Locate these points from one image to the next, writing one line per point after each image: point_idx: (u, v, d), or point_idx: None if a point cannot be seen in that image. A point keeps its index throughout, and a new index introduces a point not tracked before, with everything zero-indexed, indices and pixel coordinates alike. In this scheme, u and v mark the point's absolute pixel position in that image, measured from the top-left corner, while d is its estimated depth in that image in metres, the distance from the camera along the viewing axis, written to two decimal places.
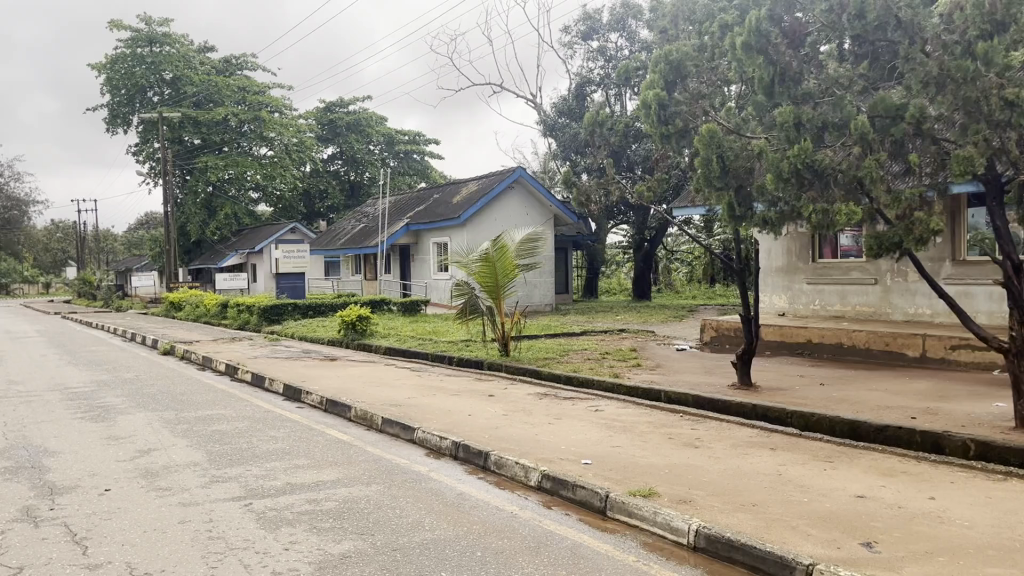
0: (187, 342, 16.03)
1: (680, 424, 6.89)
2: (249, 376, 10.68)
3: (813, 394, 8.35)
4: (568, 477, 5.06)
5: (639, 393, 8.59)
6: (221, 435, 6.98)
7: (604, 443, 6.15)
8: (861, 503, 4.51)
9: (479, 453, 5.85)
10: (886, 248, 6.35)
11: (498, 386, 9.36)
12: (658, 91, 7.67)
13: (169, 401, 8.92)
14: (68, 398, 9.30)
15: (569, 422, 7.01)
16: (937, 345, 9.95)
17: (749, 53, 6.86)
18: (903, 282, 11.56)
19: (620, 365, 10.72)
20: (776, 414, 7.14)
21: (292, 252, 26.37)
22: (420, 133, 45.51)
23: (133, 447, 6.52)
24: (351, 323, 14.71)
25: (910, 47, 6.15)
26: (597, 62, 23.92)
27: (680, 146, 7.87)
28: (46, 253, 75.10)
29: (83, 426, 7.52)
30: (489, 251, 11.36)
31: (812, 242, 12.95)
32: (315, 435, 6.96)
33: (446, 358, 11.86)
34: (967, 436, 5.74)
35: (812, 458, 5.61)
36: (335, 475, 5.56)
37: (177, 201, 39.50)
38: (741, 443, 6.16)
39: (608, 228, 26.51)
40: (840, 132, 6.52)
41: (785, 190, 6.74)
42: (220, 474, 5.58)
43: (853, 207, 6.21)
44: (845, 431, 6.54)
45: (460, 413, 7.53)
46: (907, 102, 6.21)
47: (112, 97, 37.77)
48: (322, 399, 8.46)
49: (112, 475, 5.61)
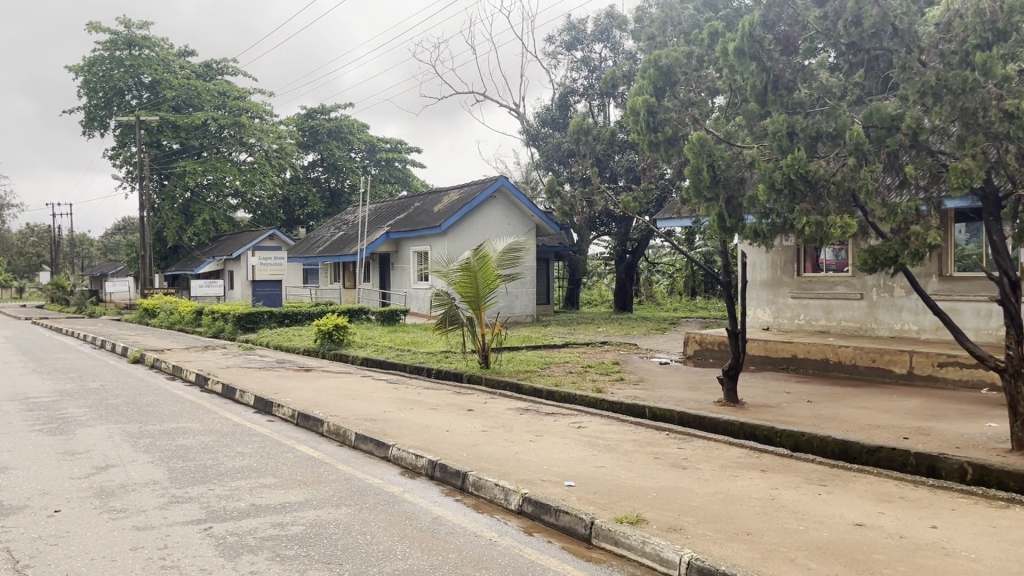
0: (158, 350, 15.58)
1: (667, 443, 6.63)
2: (220, 388, 10.30)
3: (802, 412, 8.13)
4: (551, 501, 4.77)
5: (622, 409, 8.32)
6: (184, 450, 6.63)
7: (587, 462, 5.88)
8: (861, 532, 4.27)
9: (457, 473, 5.54)
10: (882, 263, 6.15)
11: (478, 400, 9.07)
12: (648, 97, 7.42)
13: (135, 413, 8.53)
14: (27, 409, 8.86)
15: (551, 440, 6.73)
16: (924, 362, 9.80)
17: (742, 59, 6.66)
18: (890, 297, 11.45)
19: (602, 378, 10.48)
20: (764, 434, 6.90)
21: (269, 258, 25.96)
22: (402, 142, 45.32)
23: (90, 463, 6.15)
24: (328, 332, 14.38)
25: (907, 56, 5.97)
26: (581, 72, 23.77)
27: (670, 156, 7.63)
28: (19, 257, 73.65)
29: (40, 439, 7.13)
30: (470, 260, 11.06)
31: (796, 255, 12.78)
32: (284, 452, 6.63)
33: (424, 369, 11.56)
34: (963, 459, 5.53)
35: (805, 482, 5.37)
36: (304, 497, 5.22)
37: (154, 206, 38.85)
38: (730, 463, 5.91)
39: (590, 240, 26.37)
40: (833, 142, 6.33)
41: (778, 201, 6.50)
42: (181, 494, 5.23)
43: (848, 219, 5.96)
44: (836, 452, 6.32)
45: (437, 428, 7.23)
46: (903, 113, 6.04)
47: (89, 100, 37.10)
48: (294, 412, 8.12)
49: (64, 494, 5.25)
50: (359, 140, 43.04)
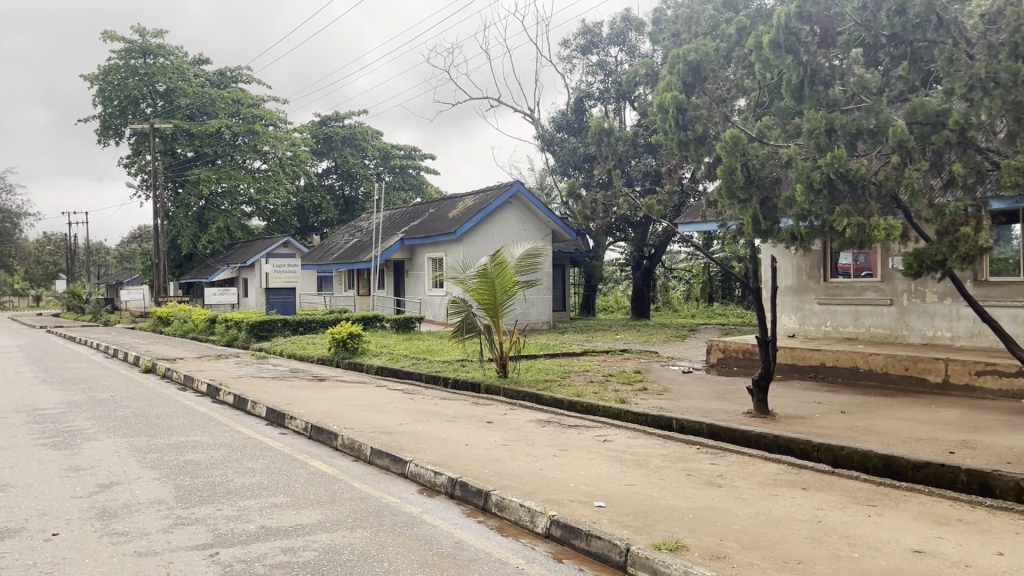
0: (170, 359, 15.38)
1: (699, 459, 6.29)
2: (232, 398, 10.02)
3: (837, 424, 7.75)
4: (582, 524, 4.44)
5: (647, 421, 7.98)
6: (192, 466, 6.34)
7: (616, 480, 5.54)
8: (924, 560, 3.92)
9: (479, 492, 5.22)
10: (929, 267, 5.79)
11: (497, 412, 8.75)
12: (676, 92, 6.98)
13: (143, 425, 8.26)
14: (34, 422, 8.61)
15: (576, 454, 6.40)
16: (960, 370, 9.41)
17: (777, 52, 6.22)
18: (921, 303, 11.04)
19: (625, 388, 10.10)
20: (800, 448, 6.55)
21: (283, 266, 25.79)
22: (416, 149, 45.23)
23: (95, 480, 5.87)
24: (343, 340, 14.11)
25: (954, 48, 5.65)
26: (597, 77, 23.43)
27: (700, 155, 7.21)
28: (38, 265, 74.17)
29: (44, 454, 6.86)
30: (488, 266, 10.76)
31: (822, 259, 12.38)
32: (296, 468, 6.33)
33: (440, 379, 11.25)
34: (1019, 477, 5.18)
35: (852, 502, 5.02)
36: (316, 518, 4.91)
37: (168, 214, 38.80)
38: (768, 481, 5.56)
39: (607, 245, 25.99)
40: (875, 140, 5.97)
41: (816, 202, 6.10)
42: (186, 515, 4.94)
43: (892, 221, 5.61)
44: (879, 467, 5.95)
45: (456, 442, 6.92)
46: (949, 108, 5.71)
47: (105, 109, 37.14)
48: (307, 425, 7.83)
49: (63, 515, 4.97)
50: (373, 147, 43.00)
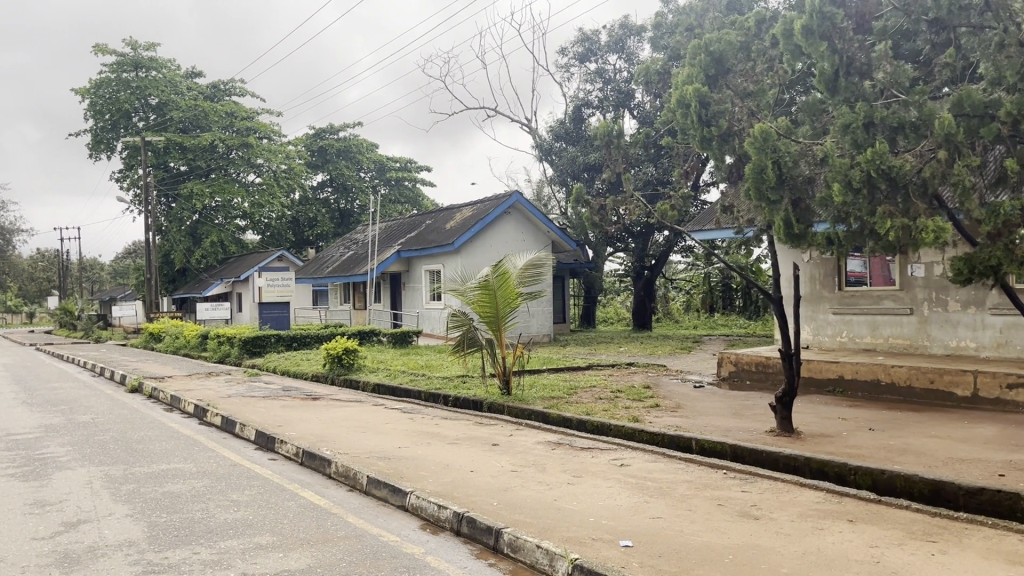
0: (158, 378, 14.74)
1: (728, 486, 5.73)
2: (219, 421, 9.41)
3: (870, 444, 7.18)
4: (609, 570, 3.88)
5: (663, 441, 7.42)
6: (171, 500, 5.76)
7: (639, 512, 4.98)
8: None
9: (489, 530, 4.65)
10: (980, 273, 5.22)
11: (503, 433, 8.18)
12: (699, 85, 6.53)
13: (124, 453, 7.67)
14: (3, 449, 7.98)
15: (592, 482, 5.83)
16: (991, 383, 8.88)
17: (810, 39, 5.76)
18: (942, 312, 10.54)
19: (636, 405, 9.50)
20: (835, 471, 5.99)
21: (277, 280, 25.18)
22: (411, 161, 44.88)
23: (61, 518, 5.29)
24: (338, 356, 13.53)
25: (1006, 33, 5.13)
26: (595, 84, 22.96)
27: (723, 154, 6.71)
28: (31, 282, 73.78)
29: (10, 487, 6.25)
30: (489, 277, 10.20)
31: (836, 268, 11.84)
32: (285, 500, 5.74)
33: (440, 397, 10.67)
34: None
35: (908, 536, 4.47)
36: (304, 563, 4.33)
37: (160, 228, 38.17)
38: (808, 512, 4.98)
39: (606, 256, 25.44)
40: (917, 135, 5.43)
41: (854, 202, 5.56)
42: (159, 561, 4.37)
43: (942, 223, 5.06)
44: (927, 494, 5.38)
45: (460, 469, 6.34)
46: (997, 99, 5.19)
47: (96, 122, 36.53)
48: (298, 450, 7.23)
49: (19, 563, 4.39)
50: (368, 160, 42.70)
